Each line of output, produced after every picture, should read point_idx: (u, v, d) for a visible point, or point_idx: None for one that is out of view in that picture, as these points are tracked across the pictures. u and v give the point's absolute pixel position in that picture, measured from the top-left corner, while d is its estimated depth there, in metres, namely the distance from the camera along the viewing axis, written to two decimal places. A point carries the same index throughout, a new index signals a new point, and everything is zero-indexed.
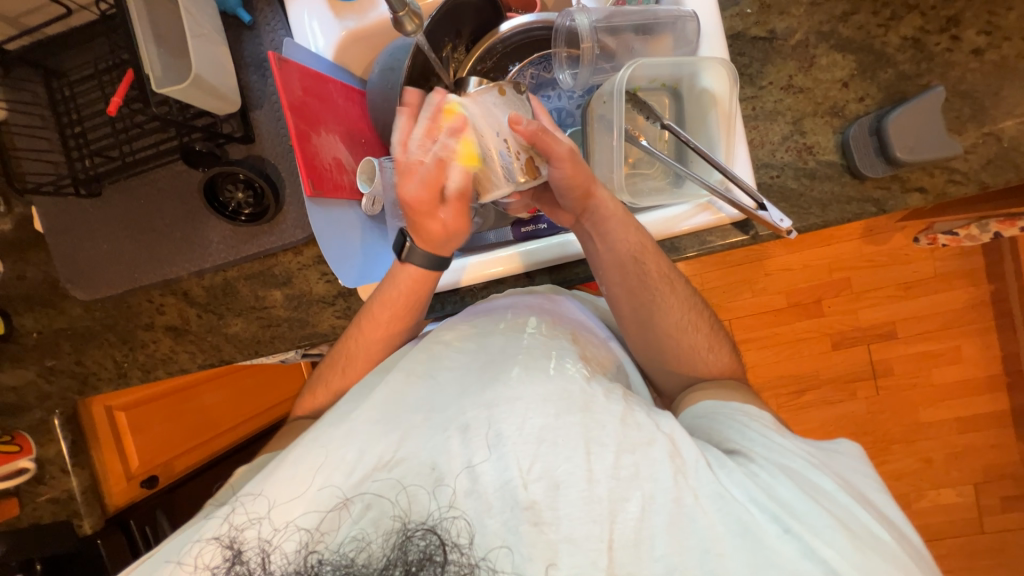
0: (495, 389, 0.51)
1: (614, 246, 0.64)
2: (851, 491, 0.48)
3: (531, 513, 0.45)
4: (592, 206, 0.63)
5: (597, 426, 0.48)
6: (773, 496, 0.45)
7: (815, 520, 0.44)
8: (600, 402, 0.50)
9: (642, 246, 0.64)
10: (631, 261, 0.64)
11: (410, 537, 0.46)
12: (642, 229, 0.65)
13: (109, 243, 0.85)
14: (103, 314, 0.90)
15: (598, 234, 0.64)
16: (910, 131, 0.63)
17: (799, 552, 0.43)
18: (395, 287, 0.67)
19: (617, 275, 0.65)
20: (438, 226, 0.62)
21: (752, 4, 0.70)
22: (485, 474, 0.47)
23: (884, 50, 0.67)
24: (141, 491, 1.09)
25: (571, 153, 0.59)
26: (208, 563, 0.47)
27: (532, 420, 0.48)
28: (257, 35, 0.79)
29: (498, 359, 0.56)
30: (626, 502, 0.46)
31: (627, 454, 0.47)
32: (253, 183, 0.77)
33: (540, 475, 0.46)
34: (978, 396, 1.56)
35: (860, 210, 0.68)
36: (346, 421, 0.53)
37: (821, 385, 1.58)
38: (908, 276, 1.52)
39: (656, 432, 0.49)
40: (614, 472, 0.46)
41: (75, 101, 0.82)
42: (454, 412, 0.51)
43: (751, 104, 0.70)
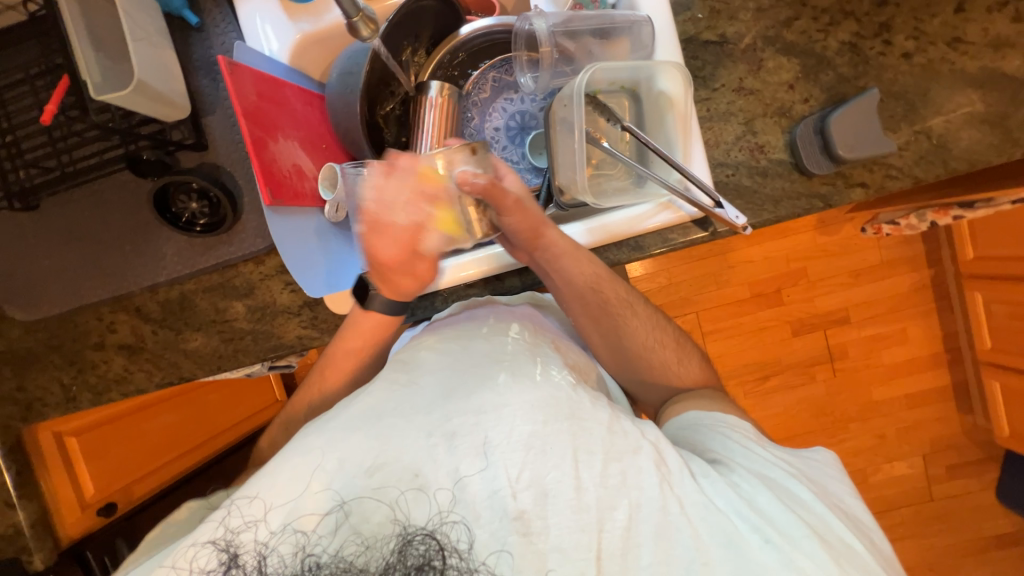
0: (481, 395, 0.51)
1: (568, 279, 0.66)
2: (825, 498, 0.52)
3: (520, 523, 0.46)
4: (541, 250, 0.65)
5: (586, 435, 0.50)
6: (753, 506, 0.49)
7: (793, 531, 0.47)
8: (589, 409, 0.52)
9: (595, 276, 0.67)
10: (589, 292, 0.67)
11: (410, 542, 0.46)
12: (596, 260, 0.67)
13: (50, 260, 0.80)
14: (47, 334, 0.84)
15: (553, 269, 0.66)
16: (851, 129, 0.67)
17: (778, 563, 0.46)
18: (357, 334, 0.69)
19: (577, 305, 0.69)
20: (407, 283, 0.64)
21: (703, 9, 0.73)
22: (472, 484, 0.47)
23: (825, 54, 0.71)
24: (98, 520, 1.03)
25: (520, 203, 0.62)
26: (203, 567, 0.47)
27: (521, 426, 0.49)
28: (206, 38, 0.76)
29: (481, 365, 0.55)
30: (614, 511, 0.47)
31: (615, 462, 0.48)
32: (207, 192, 0.74)
33: (529, 484, 0.47)
34: (923, 373, 1.67)
35: (808, 206, 0.72)
36: (326, 428, 0.51)
37: (784, 370, 1.66)
38: (857, 265, 1.61)
39: (641, 440, 0.50)
40: (602, 481, 0.48)
41: (3, 108, 0.76)
42: (439, 419, 0.50)
43: (705, 105, 0.73)
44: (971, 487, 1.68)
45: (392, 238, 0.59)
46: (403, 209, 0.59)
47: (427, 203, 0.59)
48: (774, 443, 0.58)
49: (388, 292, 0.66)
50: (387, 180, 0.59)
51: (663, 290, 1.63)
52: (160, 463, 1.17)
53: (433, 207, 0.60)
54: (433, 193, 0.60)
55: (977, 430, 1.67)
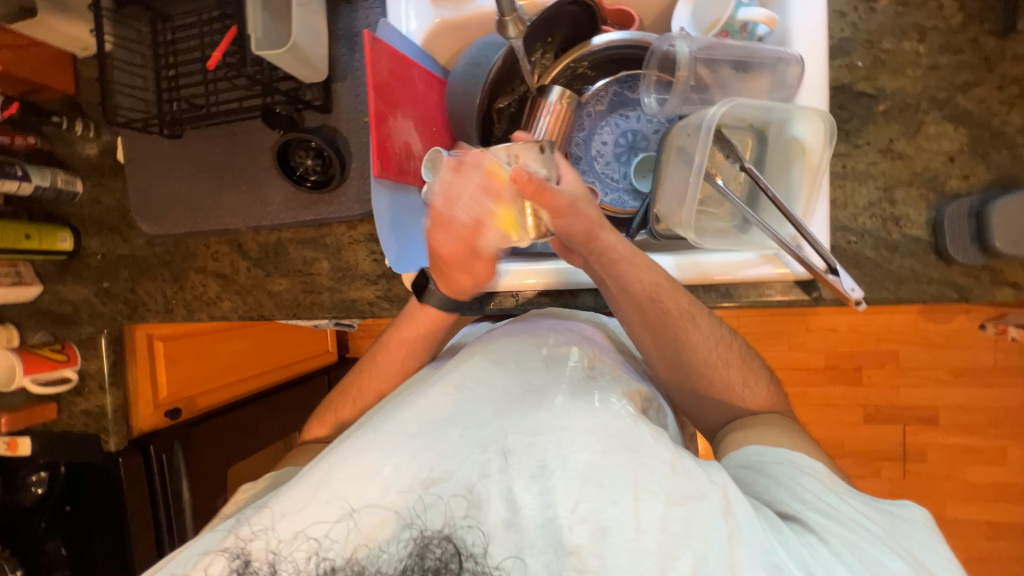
0: (537, 415, 0.50)
1: (626, 287, 0.61)
2: (920, 569, 0.44)
3: (575, 558, 0.44)
4: (597, 250, 0.59)
5: (645, 471, 0.46)
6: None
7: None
8: (648, 443, 0.48)
9: (656, 285, 0.62)
10: (648, 302, 0.62)
11: (428, 545, 0.47)
12: (654, 269, 0.62)
13: (181, 185, 0.89)
14: (163, 250, 0.94)
15: (610, 274, 0.61)
16: (1018, 219, 0.58)
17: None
18: (410, 325, 0.69)
19: (632, 314, 0.63)
20: (463, 280, 0.60)
21: (865, 57, 0.66)
22: (526, 509, 0.46)
23: (1002, 129, 0.62)
24: (163, 421, 1.13)
25: (572, 206, 0.54)
26: (217, 573, 0.47)
27: (578, 455, 0.47)
28: (354, 10, 0.81)
29: (538, 383, 0.55)
30: (676, 561, 0.43)
31: (677, 505, 0.45)
32: (323, 152, 0.79)
33: (585, 518, 0.45)
34: (1016, 504, 1.44)
35: (938, 293, 0.63)
36: (377, 433, 0.51)
37: (845, 456, 1.50)
38: (964, 363, 1.42)
39: (708, 486, 0.46)
40: (663, 525, 0.44)
41: (174, 46, 0.86)
42: (494, 434, 0.50)
43: (842, 161, 0.66)
44: None
45: (450, 235, 0.54)
46: (465, 205, 0.53)
47: (489, 199, 0.53)
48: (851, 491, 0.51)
49: (445, 288, 0.63)
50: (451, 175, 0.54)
51: None
52: (223, 381, 1.28)
53: (495, 202, 0.53)
54: (496, 188, 0.53)
55: None
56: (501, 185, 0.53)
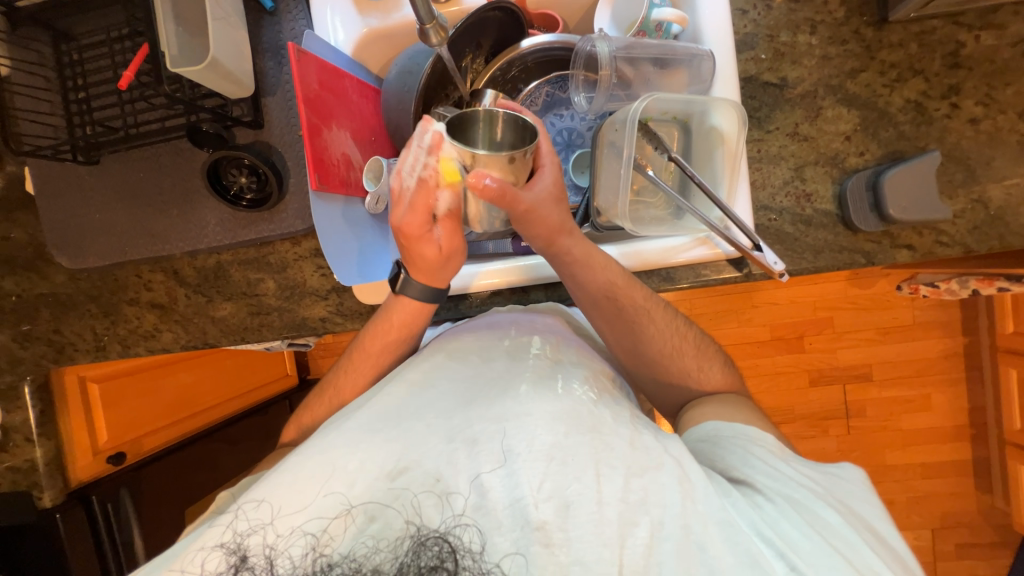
0: (503, 403, 0.51)
1: (582, 286, 0.64)
2: (851, 518, 0.48)
3: (542, 534, 0.45)
4: (564, 247, 0.62)
5: (606, 448, 0.48)
6: (776, 531, 0.45)
7: (820, 564, 0.43)
8: (609, 423, 0.50)
9: (613, 285, 0.64)
10: (603, 299, 0.64)
11: (424, 543, 0.44)
12: (614, 268, 0.64)
13: (103, 214, 0.83)
14: (88, 284, 0.88)
15: (567, 273, 0.64)
16: (906, 189, 0.65)
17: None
18: (388, 325, 0.67)
19: (592, 310, 0.66)
20: (435, 251, 0.60)
21: (767, 50, 0.72)
22: (494, 491, 0.46)
23: (887, 109, 0.70)
24: (108, 468, 1.05)
25: (531, 213, 0.58)
26: (211, 571, 0.45)
27: (543, 436, 0.48)
28: (278, 22, 0.79)
29: (501, 375, 0.56)
30: (635, 527, 0.45)
31: (636, 477, 0.46)
32: (257, 169, 0.77)
33: (550, 495, 0.46)
34: (942, 445, 1.61)
35: (849, 260, 0.70)
36: (345, 429, 0.51)
37: (797, 419, 1.61)
38: (888, 322, 1.56)
39: (665, 456, 0.48)
40: (624, 496, 0.46)
41: (82, 66, 0.81)
42: (460, 424, 0.50)
43: (756, 146, 0.72)
44: (978, 570, 1.61)
45: (404, 202, 0.56)
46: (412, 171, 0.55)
47: (429, 156, 0.55)
48: (795, 457, 0.54)
49: (424, 273, 0.63)
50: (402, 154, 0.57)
51: None
52: (175, 418, 1.21)
53: (435, 157, 0.54)
54: (433, 143, 0.54)
55: (994, 512, 1.59)
56: (435, 139, 0.54)
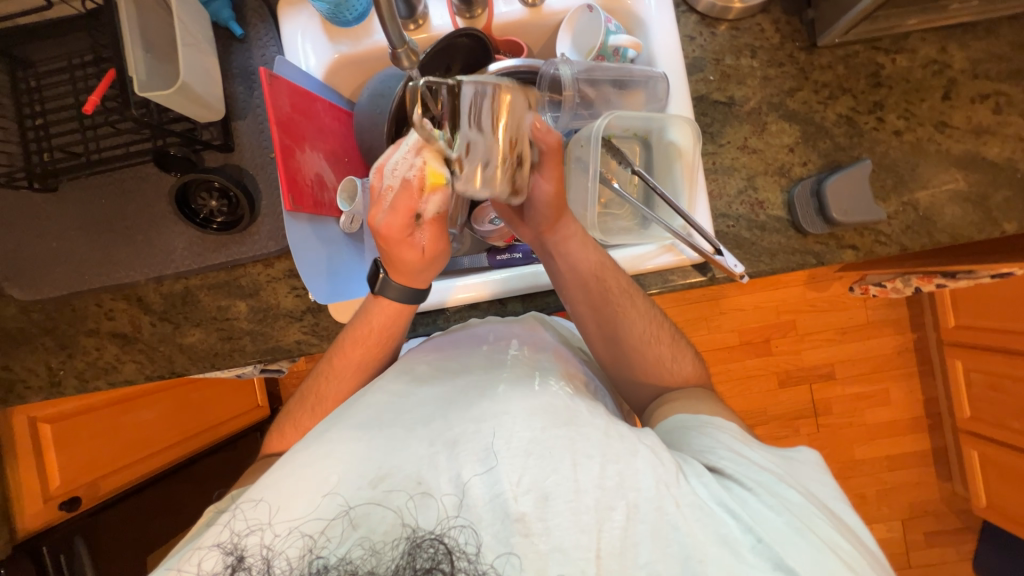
0: (480, 405, 0.51)
1: (574, 263, 0.67)
2: (813, 500, 0.50)
3: (521, 525, 0.45)
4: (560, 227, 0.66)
5: (582, 439, 0.48)
6: (747, 510, 0.47)
7: (785, 535, 0.46)
8: (583, 416, 0.51)
9: (600, 264, 0.68)
10: (592, 280, 0.67)
11: (420, 545, 0.44)
12: (600, 249, 0.68)
13: (60, 242, 0.80)
14: (41, 316, 0.83)
15: (559, 252, 0.67)
16: (845, 194, 0.71)
17: (768, 563, 0.45)
18: (365, 324, 0.65)
19: (578, 295, 0.69)
20: (416, 253, 0.59)
21: (715, 72, 0.79)
22: (475, 488, 0.46)
23: (823, 124, 0.77)
24: (60, 514, 0.99)
25: (545, 191, 0.58)
26: (210, 570, 0.46)
27: (520, 433, 0.48)
28: (248, 48, 0.80)
29: (478, 378, 0.56)
30: (612, 511, 0.46)
31: (612, 464, 0.47)
32: (228, 192, 0.77)
33: (529, 488, 0.46)
34: (903, 436, 1.69)
35: (802, 261, 0.76)
36: (322, 443, 0.50)
37: (770, 421, 1.67)
38: (846, 322, 1.66)
39: (639, 443, 0.49)
40: (600, 482, 0.46)
41: (41, 93, 0.79)
42: (440, 429, 0.50)
43: (711, 158, 0.78)
44: (948, 556, 1.68)
45: (387, 208, 0.53)
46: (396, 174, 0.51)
47: (414, 157, 0.50)
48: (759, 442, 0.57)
49: (404, 274, 0.62)
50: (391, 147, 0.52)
51: None
52: (137, 458, 1.15)
53: (421, 159, 0.49)
54: (420, 142, 0.49)
55: (955, 498, 1.68)
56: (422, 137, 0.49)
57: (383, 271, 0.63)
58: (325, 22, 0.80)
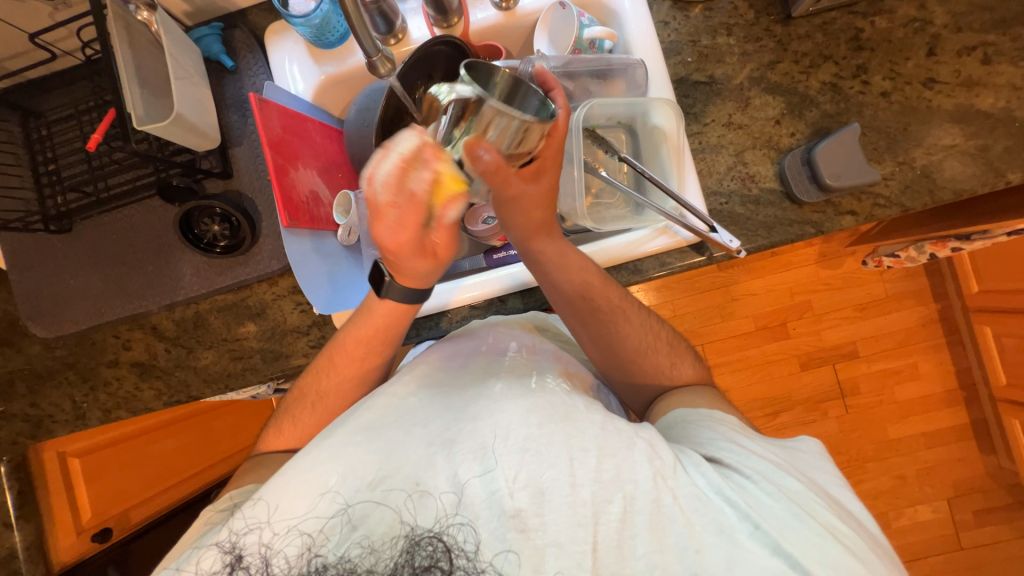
0: (478, 404, 0.51)
1: (556, 285, 0.66)
2: (812, 487, 0.50)
3: (517, 521, 0.44)
4: (541, 245, 0.66)
5: (579, 434, 0.48)
6: (745, 497, 0.47)
7: (782, 519, 0.45)
8: (581, 411, 0.50)
9: (585, 284, 0.66)
10: (578, 298, 0.66)
11: (418, 543, 0.44)
12: (585, 268, 0.66)
13: (76, 279, 0.83)
14: (64, 352, 0.86)
15: (542, 272, 0.67)
16: (836, 160, 0.71)
17: (767, 549, 0.44)
18: (368, 322, 0.65)
19: (565, 309, 0.68)
20: (425, 261, 0.58)
21: (692, 54, 0.79)
22: (472, 487, 0.46)
23: (808, 93, 0.77)
24: (92, 545, 1.04)
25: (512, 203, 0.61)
26: (208, 569, 0.47)
27: (517, 430, 0.48)
28: (239, 79, 0.83)
29: (477, 379, 0.56)
30: (609, 505, 0.45)
31: (609, 458, 0.47)
32: (230, 216, 0.80)
33: (526, 484, 0.45)
34: (938, 411, 1.63)
35: (801, 232, 0.74)
36: (327, 445, 0.50)
37: (794, 406, 1.63)
38: (863, 298, 1.62)
39: (636, 436, 0.48)
40: (597, 476, 0.46)
41: (51, 140, 0.84)
42: (438, 429, 0.50)
43: (697, 138, 0.78)
44: (1003, 535, 1.59)
45: (391, 223, 0.53)
46: (398, 187, 0.50)
47: (421, 168, 0.50)
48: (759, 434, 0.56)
49: (413, 279, 0.61)
50: (381, 153, 0.49)
51: (667, 321, 1.64)
52: (157, 490, 1.18)
53: (430, 170, 0.50)
54: (427, 154, 0.50)
55: (1002, 471, 1.60)
56: (429, 149, 0.49)
57: (387, 274, 0.61)
58: (310, 46, 0.83)
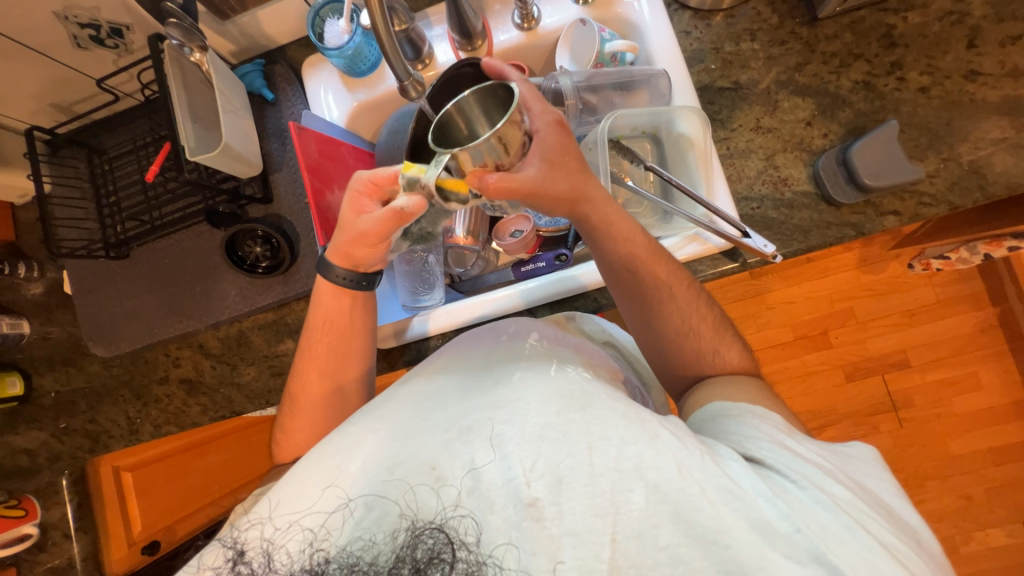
0: (497, 392, 0.50)
1: (605, 257, 0.63)
2: (864, 496, 0.47)
3: (533, 510, 0.43)
4: (583, 212, 0.60)
5: (600, 423, 0.45)
6: (788, 500, 0.44)
7: (830, 526, 0.43)
8: (601, 399, 0.48)
9: (634, 255, 0.62)
10: (623, 270, 0.62)
11: (419, 535, 0.44)
12: (635, 237, 0.62)
13: (132, 301, 0.89)
14: (120, 370, 0.92)
15: (595, 245, 0.63)
16: (874, 158, 0.68)
17: (808, 557, 0.41)
18: (319, 308, 0.67)
19: (610, 280, 0.65)
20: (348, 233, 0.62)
21: (715, 61, 0.79)
22: (488, 474, 0.44)
23: (839, 93, 0.75)
24: (143, 558, 1.14)
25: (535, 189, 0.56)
26: (212, 565, 0.46)
27: (534, 417, 0.46)
28: (279, 109, 0.89)
29: (495, 369, 0.54)
30: (630, 493, 0.43)
31: (630, 446, 0.44)
32: (270, 238, 0.84)
33: (543, 473, 0.43)
34: (1005, 424, 1.50)
35: (840, 234, 0.72)
36: (344, 432, 0.50)
37: (840, 419, 1.54)
38: (912, 303, 1.53)
39: (660, 426, 0.45)
40: (617, 465, 0.43)
41: (113, 174, 0.91)
42: (455, 415, 0.49)
43: (725, 144, 0.77)
44: None
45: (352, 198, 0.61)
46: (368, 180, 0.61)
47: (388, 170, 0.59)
48: (805, 436, 0.53)
49: (338, 257, 0.64)
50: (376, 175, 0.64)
51: None
52: (201, 504, 1.26)
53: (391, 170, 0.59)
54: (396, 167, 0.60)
55: None
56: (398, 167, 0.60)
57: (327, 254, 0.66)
58: (343, 76, 0.88)
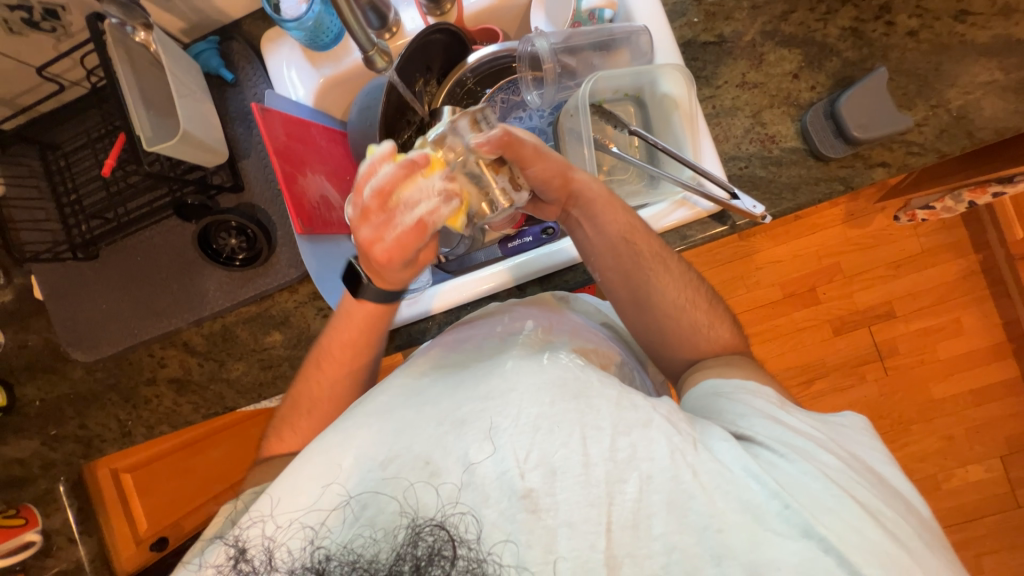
0: (489, 383, 0.49)
1: (602, 228, 0.63)
2: (852, 466, 0.48)
3: (528, 501, 0.42)
4: (576, 190, 0.63)
5: (593, 412, 0.45)
6: (776, 475, 0.44)
7: (821, 496, 0.43)
8: (596, 387, 0.47)
9: (630, 227, 0.64)
10: (622, 243, 0.63)
11: (420, 532, 0.42)
12: (627, 211, 0.64)
13: (107, 303, 0.86)
14: (105, 373, 0.90)
15: (587, 219, 0.64)
16: (862, 109, 0.67)
17: (796, 531, 0.42)
18: (350, 324, 0.65)
19: (609, 257, 0.64)
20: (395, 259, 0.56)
21: (698, 14, 0.75)
22: (482, 467, 0.44)
23: (826, 41, 0.72)
24: (150, 554, 1.16)
25: (540, 150, 0.57)
26: (214, 563, 0.46)
27: (527, 408, 0.45)
28: (240, 90, 0.84)
29: (485, 362, 0.53)
30: (624, 484, 0.43)
31: (623, 436, 0.44)
32: (245, 229, 0.81)
33: (537, 463, 0.43)
34: (985, 367, 1.55)
35: (828, 190, 0.70)
36: (342, 428, 0.49)
37: (828, 372, 1.58)
38: (897, 255, 1.54)
39: (652, 412, 0.46)
40: (612, 455, 0.44)
41: (70, 170, 0.86)
42: (448, 408, 0.48)
43: (710, 103, 0.74)
44: None
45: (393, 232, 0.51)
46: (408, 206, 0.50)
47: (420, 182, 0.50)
48: (798, 408, 0.53)
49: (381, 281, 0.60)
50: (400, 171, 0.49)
51: None
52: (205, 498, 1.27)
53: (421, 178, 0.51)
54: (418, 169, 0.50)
55: None
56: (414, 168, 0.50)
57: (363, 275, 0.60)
58: (306, 50, 0.82)
